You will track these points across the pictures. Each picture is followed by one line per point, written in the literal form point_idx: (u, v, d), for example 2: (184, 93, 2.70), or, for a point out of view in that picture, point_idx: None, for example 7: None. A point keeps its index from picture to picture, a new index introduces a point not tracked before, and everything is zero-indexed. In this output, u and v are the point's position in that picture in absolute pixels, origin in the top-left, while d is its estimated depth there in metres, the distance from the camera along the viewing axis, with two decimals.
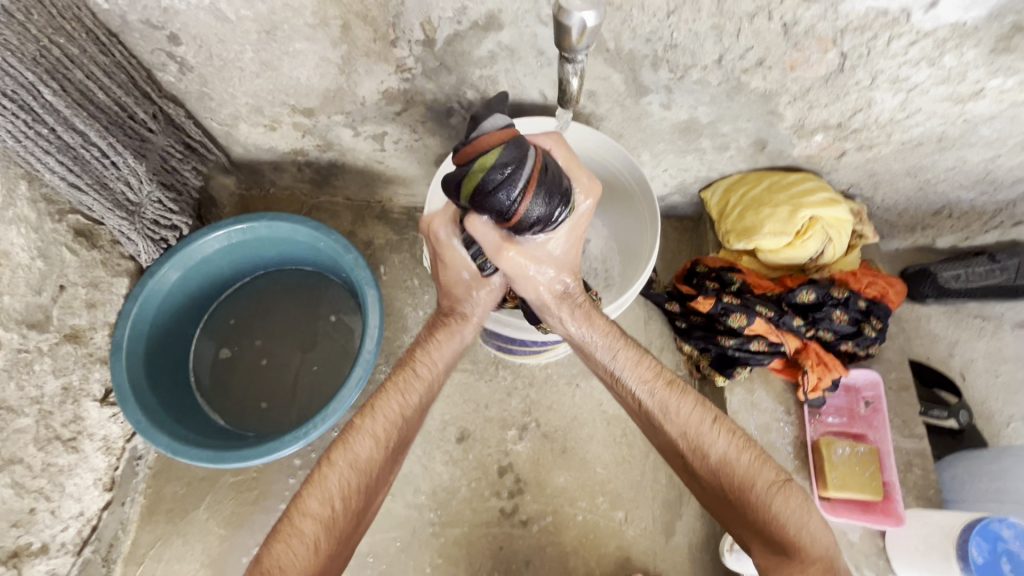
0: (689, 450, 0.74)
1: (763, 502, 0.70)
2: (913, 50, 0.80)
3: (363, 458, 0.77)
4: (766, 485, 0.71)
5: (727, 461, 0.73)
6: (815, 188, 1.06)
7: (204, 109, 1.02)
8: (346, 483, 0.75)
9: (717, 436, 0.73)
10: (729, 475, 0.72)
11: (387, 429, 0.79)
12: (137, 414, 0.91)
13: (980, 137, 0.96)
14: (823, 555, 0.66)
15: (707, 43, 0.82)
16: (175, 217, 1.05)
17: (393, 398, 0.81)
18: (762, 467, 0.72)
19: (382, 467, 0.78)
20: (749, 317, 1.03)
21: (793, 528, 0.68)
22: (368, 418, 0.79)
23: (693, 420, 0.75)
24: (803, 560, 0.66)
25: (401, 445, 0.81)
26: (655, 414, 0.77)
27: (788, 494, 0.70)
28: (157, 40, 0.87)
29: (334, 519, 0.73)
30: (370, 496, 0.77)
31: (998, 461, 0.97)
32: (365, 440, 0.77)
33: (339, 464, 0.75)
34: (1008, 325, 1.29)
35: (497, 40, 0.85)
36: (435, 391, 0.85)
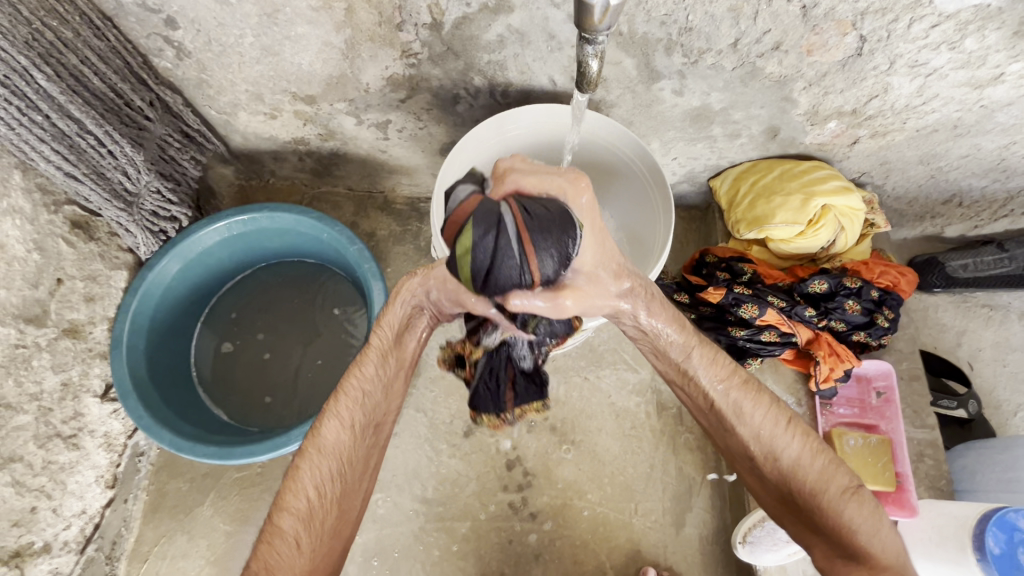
0: (762, 453, 0.72)
1: (835, 507, 0.68)
2: (934, 34, 0.78)
3: (333, 445, 0.74)
4: (839, 491, 0.68)
5: (800, 464, 0.71)
6: (827, 176, 1.04)
7: (203, 96, 0.99)
8: (319, 473, 0.72)
9: (790, 440, 0.71)
10: (802, 480, 0.70)
11: (354, 411, 0.75)
12: (139, 410, 0.89)
13: (996, 123, 0.95)
14: (893, 562, 0.65)
15: (723, 26, 0.80)
16: (175, 208, 1.02)
17: (354, 377, 0.76)
18: (835, 472, 0.70)
19: (354, 452, 0.75)
20: (761, 307, 1.01)
21: (865, 536, 0.66)
22: (333, 400, 0.75)
23: (767, 423, 0.72)
24: (871, 568, 0.64)
25: (375, 426, 0.77)
26: (727, 414, 0.74)
27: (861, 500, 0.68)
28: (154, 24, 0.84)
29: (312, 514, 0.70)
30: (350, 482, 0.75)
31: (1008, 451, 0.96)
32: (332, 425, 0.74)
33: (310, 455, 0.73)
34: (1015, 314, 1.28)
35: (506, 24, 0.82)
36: (403, 365, 0.80)
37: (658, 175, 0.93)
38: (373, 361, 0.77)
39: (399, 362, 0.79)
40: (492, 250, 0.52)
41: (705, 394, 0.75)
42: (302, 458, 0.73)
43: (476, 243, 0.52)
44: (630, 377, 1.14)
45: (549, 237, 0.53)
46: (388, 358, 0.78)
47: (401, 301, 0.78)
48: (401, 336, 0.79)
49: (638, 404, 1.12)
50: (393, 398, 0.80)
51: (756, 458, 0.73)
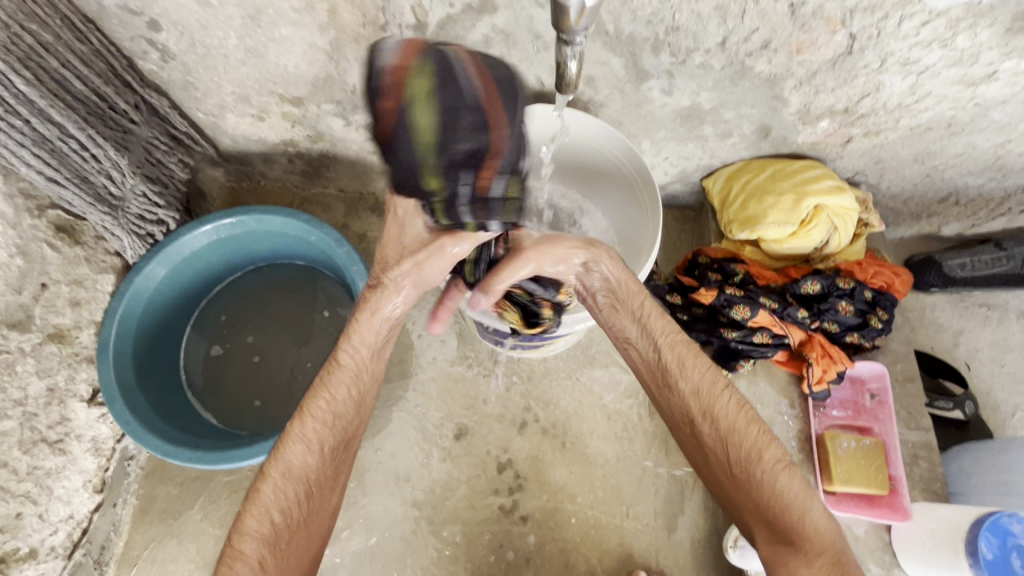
0: (699, 412, 0.76)
1: (768, 477, 0.71)
2: (925, 31, 0.76)
3: (299, 467, 0.74)
4: (773, 462, 0.72)
5: (735, 431, 0.74)
6: (821, 175, 1.03)
7: (189, 98, 0.98)
8: (284, 496, 0.73)
9: (729, 401, 0.75)
10: (738, 445, 0.73)
11: (322, 433, 0.76)
12: (126, 414, 0.89)
13: (991, 122, 0.93)
14: (827, 545, 0.67)
15: (710, 24, 0.79)
16: (161, 211, 1.02)
17: (321, 398, 0.77)
18: (769, 445, 0.73)
19: (321, 472, 0.75)
20: (753, 309, 1.00)
21: (795, 511, 0.69)
22: (298, 421, 0.76)
23: (705, 382, 0.77)
24: (803, 552, 0.66)
25: (345, 445, 0.78)
26: (671, 371, 0.78)
27: (793, 475, 0.71)
28: (136, 27, 0.83)
29: (277, 536, 0.71)
30: (318, 502, 0.75)
31: (1004, 453, 0.96)
32: (298, 447, 0.75)
33: (274, 478, 0.73)
34: (1013, 314, 1.27)
35: (491, 24, 0.81)
36: (375, 376, 0.82)
37: (649, 182, 0.93)
38: (343, 378, 0.79)
39: (373, 370, 0.82)
40: (442, 108, 0.53)
41: (653, 352, 0.80)
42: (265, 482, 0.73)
43: (410, 102, 0.52)
44: (622, 380, 1.13)
45: (497, 102, 0.56)
46: (360, 373, 0.80)
47: (369, 312, 0.79)
48: (375, 349, 0.82)
49: (630, 407, 1.11)
50: (361, 414, 0.81)
51: (694, 418, 0.77)
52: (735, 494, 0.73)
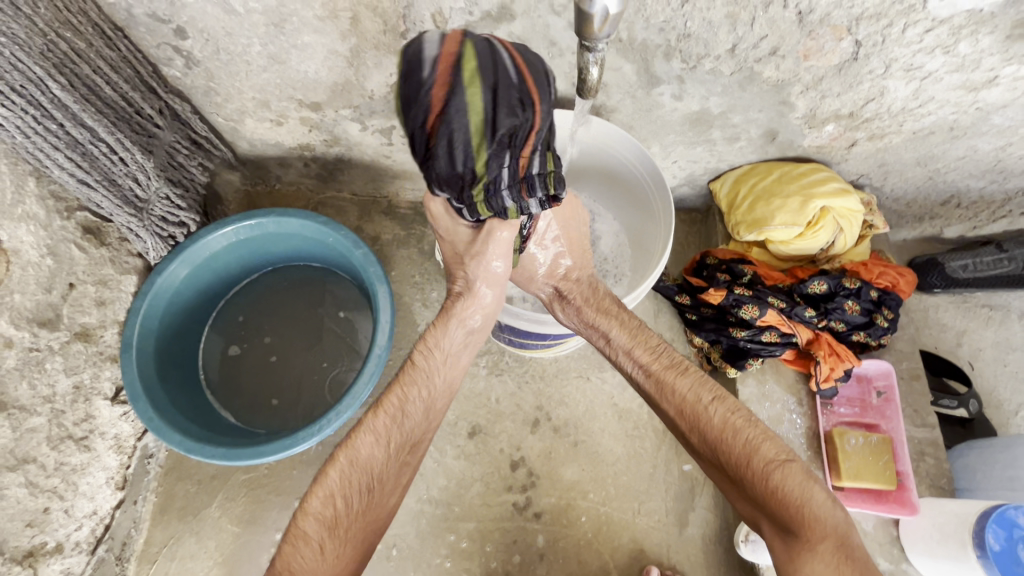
0: (687, 426, 0.77)
1: (762, 476, 0.69)
2: (928, 38, 0.79)
3: (367, 459, 0.76)
4: (767, 460, 0.70)
5: (724, 438, 0.73)
6: (826, 178, 1.05)
7: (211, 104, 1.01)
8: (349, 483, 0.74)
9: (714, 410, 0.75)
10: (727, 451, 0.72)
11: (390, 428, 0.78)
12: (149, 412, 0.91)
13: (992, 126, 0.96)
14: (829, 531, 0.63)
15: (720, 32, 0.81)
16: (183, 214, 1.04)
17: (395, 395, 0.80)
18: (759, 444, 0.71)
19: (385, 467, 0.77)
20: (762, 308, 1.02)
21: (795, 503, 0.66)
22: (371, 414, 0.79)
23: (690, 397, 0.77)
24: (803, 537, 0.63)
25: (410, 445, 0.80)
26: (654, 393, 0.81)
27: (788, 471, 0.68)
28: (164, 34, 0.86)
29: (337, 521, 0.71)
30: (379, 497, 0.76)
31: (1008, 449, 0.96)
32: (368, 439, 0.77)
33: (342, 464, 0.75)
34: (1015, 315, 1.29)
35: (508, 31, 0.84)
36: (448, 382, 0.86)
37: (667, 213, 0.92)
38: (416, 380, 0.82)
39: (445, 376, 0.86)
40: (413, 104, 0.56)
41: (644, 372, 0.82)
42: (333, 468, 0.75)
43: (466, 94, 0.53)
44: None
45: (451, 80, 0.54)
46: (433, 377, 0.84)
47: (449, 315, 0.84)
48: (449, 356, 0.86)
49: (640, 405, 1.13)
50: (428, 419, 0.83)
51: (686, 433, 0.78)
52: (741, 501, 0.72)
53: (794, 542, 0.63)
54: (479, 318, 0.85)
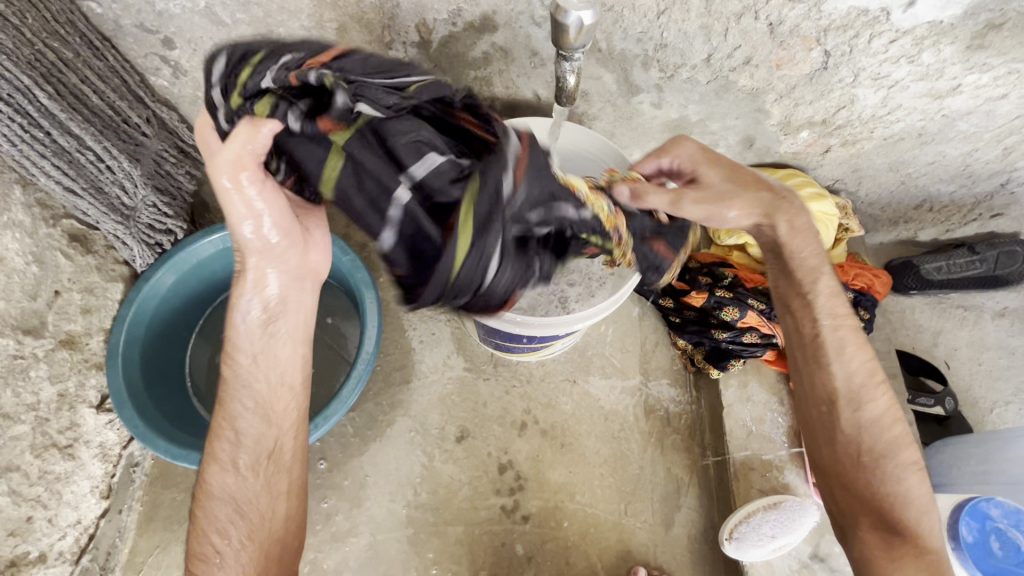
0: (846, 395, 0.80)
1: (894, 474, 0.76)
2: (893, 48, 0.83)
3: (229, 485, 0.77)
4: (906, 462, 0.77)
5: (877, 424, 0.79)
6: (802, 183, 1.09)
7: (198, 112, 1.03)
8: (221, 518, 0.75)
9: (884, 397, 0.80)
10: (875, 436, 0.78)
11: (234, 452, 0.77)
12: (135, 420, 0.90)
13: (957, 132, 1.00)
14: (936, 547, 0.72)
15: (695, 42, 0.84)
16: (170, 222, 1.04)
17: (225, 420, 0.78)
18: (907, 445, 0.78)
19: (247, 486, 0.76)
20: (741, 310, 1.06)
21: (915, 510, 0.75)
22: (210, 446, 0.78)
23: (862, 374, 0.80)
24: (914, 544, 0.72)
25: (268, 456, 0.78)
26: (828, 353, 0.81)
27: (922, 479, 0.76)
28: (151, 44, 0.87)
29: (231, 556, 0.73)
30: (260, 512, 0.76)
31: (982, 444, 0.99)
32: (215, 470, 0.77)
33: (206, 503, 0.76)
34: (988, 315, 1.34)
35: (491, 41, 0.86)
36: (279, 383, 0.79)
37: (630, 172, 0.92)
38: (240, 391, 0.78)
39: (270, 375, 0.79)
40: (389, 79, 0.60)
41: (816, 327, 0.81)
42: (204, 508, 0.76)
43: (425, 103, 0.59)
44: (618, 382, 1.16)
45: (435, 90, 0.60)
46: (253, 384, 0.78)
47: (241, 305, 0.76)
48: (260, 355, 0.78)
49: (626, 407, 1.15)
50: (271, 424, 0.79)
51: (838, 399, 0.80)
52: (859, 477, 0.78)
53: (899, 540, 0.73)
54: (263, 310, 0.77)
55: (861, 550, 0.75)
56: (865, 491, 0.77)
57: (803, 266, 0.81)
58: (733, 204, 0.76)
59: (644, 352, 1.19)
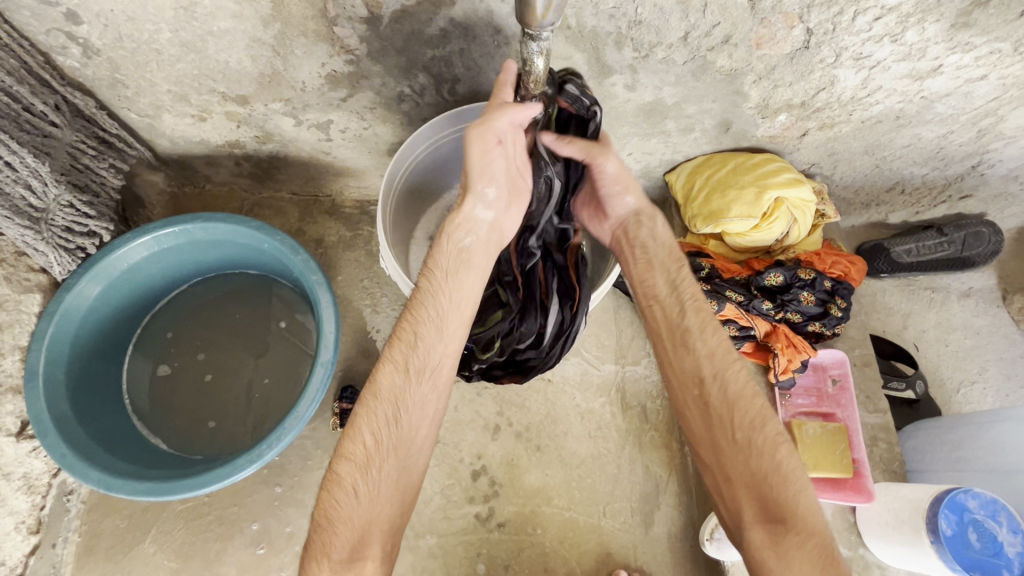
0: (711, 372, 0.77)
1: (767, 446, 0.72)
2: (877, 26, 0.78)
3: (395, 389, 0.75)
4: (774, 432, 0.73)
5: (741, 394, 0.75)
6: (779, 168, 1.05)
7: (119, 97, 0.91)
8: (376, 420, 0.74)
9: (738, 372, 0.77)
10: (742, 412, 0.74)
11: (405, 355, 0.76)
12: (62, 448, 0.81)
13: (935, 114, 0.97)
14: (819, 528, 0.66)
15: (672, 19, 0.78)
16: (92, 222, 0.92)
17: (406, 323, 0.78)
18: (771, 417, 0.74)
19: (408, 394, 0.76)
20: (719, 302, 1.01)
21: (794, 487, 0.69)
22: (386, 347, 0.77)
23: (720, 348, 0.79)
24: (797, 532, 0.66)
25: (431, 369, 0.77)
26: (692, 333, 0.80)
27: (792, 449, 0.72)
28: (53, 19, 0.75)
29: (370, 461, 0.72)
30: (405, 428, 0.75)
31: (954, 430, 0.98)
32: (388, 371, 0.76)
33: (367, 403, 0.75)
34: (954, 296, 1.36)
35: (448, 17, 0.77)
36: (463, 301, 0.80)
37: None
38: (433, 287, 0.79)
39: (454, 296, 0.80)
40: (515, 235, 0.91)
41: (680, 310, 0.82)
42: (364, 406, 0.75)
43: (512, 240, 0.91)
44: (595, 378, 1.12)
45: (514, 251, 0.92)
46: (440, 299, 0.79)
47: (452, 230, 0.81)
48: (456, 279, 0.80)
49: (603, 406, 1.10)
50: (446, 345, 0.79)
51: (704, 378, 0.77)
52: (733, 461, 0.73)
53: (783, 532, 0.66)
54: (474, 242, 0.81)
55: (754, 552, 0.68)
56: (742, 473, 0.71)
57: (664, 252, 0.86)
58: (625, 189, 0.86)
59: (620, 347, 1.15)
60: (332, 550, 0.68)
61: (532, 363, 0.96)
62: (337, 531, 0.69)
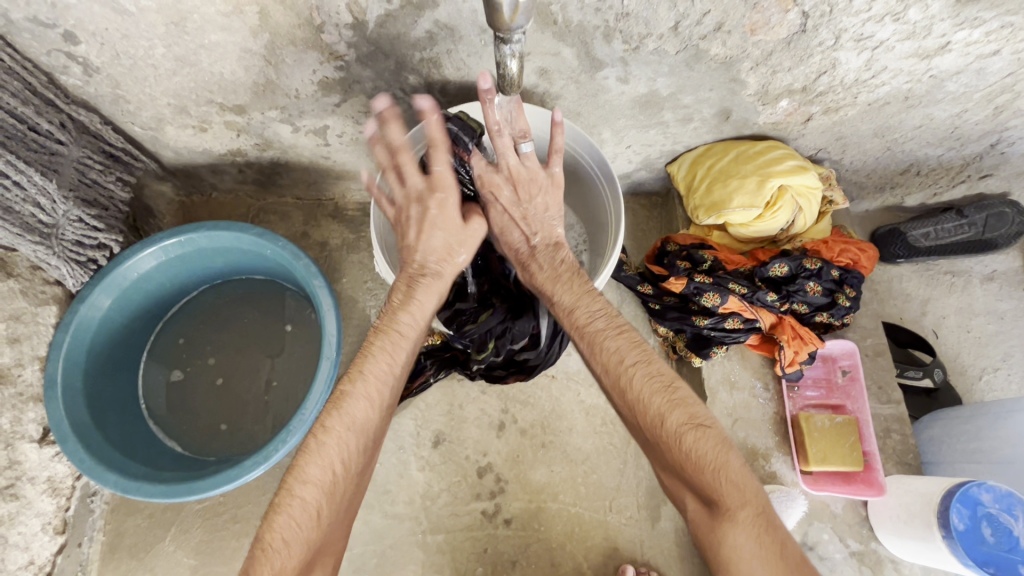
0: (611, 384, 0.75)
1: (675, 439, 0.68)
2: (876, 6, 0.75)
3: (360, 420, 0.73)
4: (679, 422, 0.68)
5: (642, 394, 0.71)
6: (782, 156, 1.02)
7: (122, 112, 0.93)
8: (347, 447, 0.71)
9: (633, 371, 0.73)
10: (645, 411, 0.71)
11: (381, 387, 0.75)
12: (81, 453, 0.85)
13: (946, 92, 0.93)
14: (749, 497, 0.62)
15: (661, 9, 0.76)
16: (102, 235, 0.96)
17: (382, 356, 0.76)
18: (676, 402, 0.70)
19: (376, 426, 0.74)
20: (722, 295, 0.99)
21: (713, 469, 0.64)
22: (353, 381, 0.74)
23: (614, 354, 0.76)
24: (727, 510, 0.62)
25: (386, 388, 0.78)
26: (586, 350, 0.79)
27: (703, 432, 0.67)
28: (53, 40, 0.78)
29: (336, 486, 0.69)
30: (368, 455, 0.73)
31: (972, 421, 0.95)
32: (359, 403, 0.73)
33: (337, 430, 0.71)
34: (976, 280, 1.31)
35: (433, 19, 0.77)
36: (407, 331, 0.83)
37: (615, 192, 0.94)
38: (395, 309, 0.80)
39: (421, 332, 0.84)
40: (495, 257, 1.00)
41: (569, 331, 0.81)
42: (330, 432, 0.70)
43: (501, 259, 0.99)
44: None
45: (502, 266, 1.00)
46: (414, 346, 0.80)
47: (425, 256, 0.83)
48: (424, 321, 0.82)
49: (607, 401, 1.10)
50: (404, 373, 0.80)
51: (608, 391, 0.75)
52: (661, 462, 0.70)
53: (718, 516, 0.63)
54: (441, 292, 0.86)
55: (702, 542, 0.65)
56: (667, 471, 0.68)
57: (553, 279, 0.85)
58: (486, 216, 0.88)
59: None
60: (284, 574, 0.63)
61: (531, 362, 1.00)
62: (290, 554, 0.64)
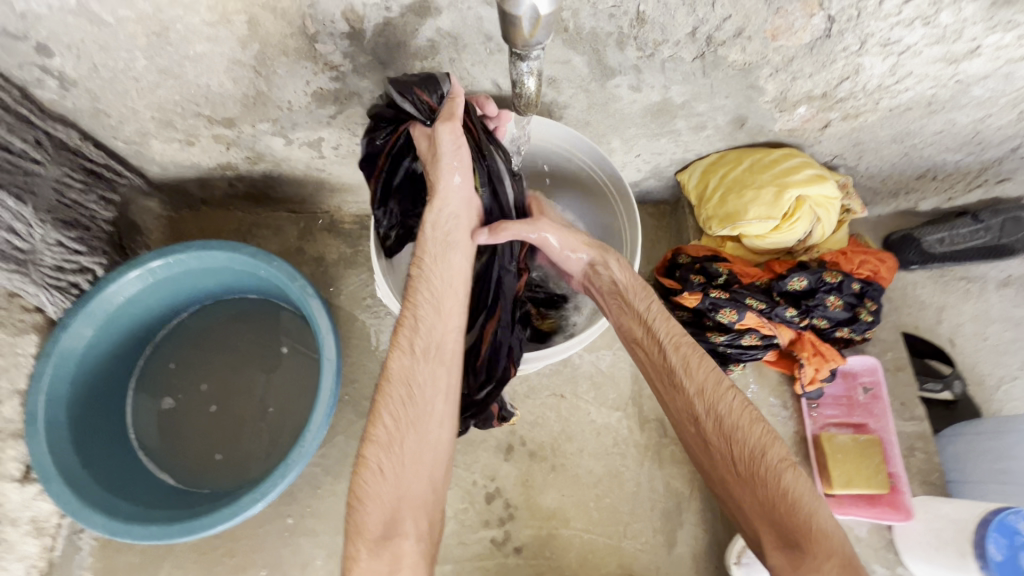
0: (704, 409, 0.74)
1: (772, 473, 0.69)
2: (907, 9, 0.71)
3: (409, 372, 0.76)
4: (777, 459, 0.70)
5: (737, 424, 0.72)
6: (800, 164, 0.97)
7: (103, 127, 0.88)
8: (394, 403, 0.74)
9: (733, 400, 0.74)
10: (741, 444, 0.71)
11: (413, 337, 0.77)
12: (64, 493, 0.80)
13: (971, 97, 0.89)
14: (836, 543, 0.64)
15: (679, 14, 0.71)
16: (83, 257, 0.91)
17: (410, 309, 0.78)
18: (771, 442, 0.71)
19: (423, 375, 0.76)
20: (740, 311, 0.95)
21: (806, 511, 0.66)
22: (393, 335, 0.78)
23: (710, 380, 0.76)
24: (814, 555, 0.63)
25: (437, 347, 0.78)
26: (678, 371, 0.77)
27: (799, 473, 0.69)
28: (24, 53, 0.72)
29: (392, 442, 0.73)
30: (422, 407, 0.75)
31: (998, 438, 0.91)
32: (399, 355, 0.76)
33: (388, 389, 0.75)
34: (992, 285, 1.27)
35: (435, 27, 0.72)
36: (453, 281, 0.81)
37: (630, 205, 0.92)
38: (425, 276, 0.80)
39: (444, 276, 0.80)
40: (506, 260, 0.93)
41: (659, 348, 0.79)
42: (384, 392, 0.75)
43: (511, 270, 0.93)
44: (610, 394, 1.07)
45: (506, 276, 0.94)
46: (442, 300, 0.79)
47: (435, 218, 0.80)
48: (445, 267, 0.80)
49: (619, 421, 1.06)
50: (449, 322, 0.80)
51: (698, 415, 0.75)
52: (740, 493, 0.70)
53: (801, 555, 0.64)
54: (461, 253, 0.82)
55: None
56: (750, 504, 0.69)
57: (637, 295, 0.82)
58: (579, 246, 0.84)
59: None
60: (364, 527, 0.69)
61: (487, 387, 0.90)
62: (368, 510, 0.70)
